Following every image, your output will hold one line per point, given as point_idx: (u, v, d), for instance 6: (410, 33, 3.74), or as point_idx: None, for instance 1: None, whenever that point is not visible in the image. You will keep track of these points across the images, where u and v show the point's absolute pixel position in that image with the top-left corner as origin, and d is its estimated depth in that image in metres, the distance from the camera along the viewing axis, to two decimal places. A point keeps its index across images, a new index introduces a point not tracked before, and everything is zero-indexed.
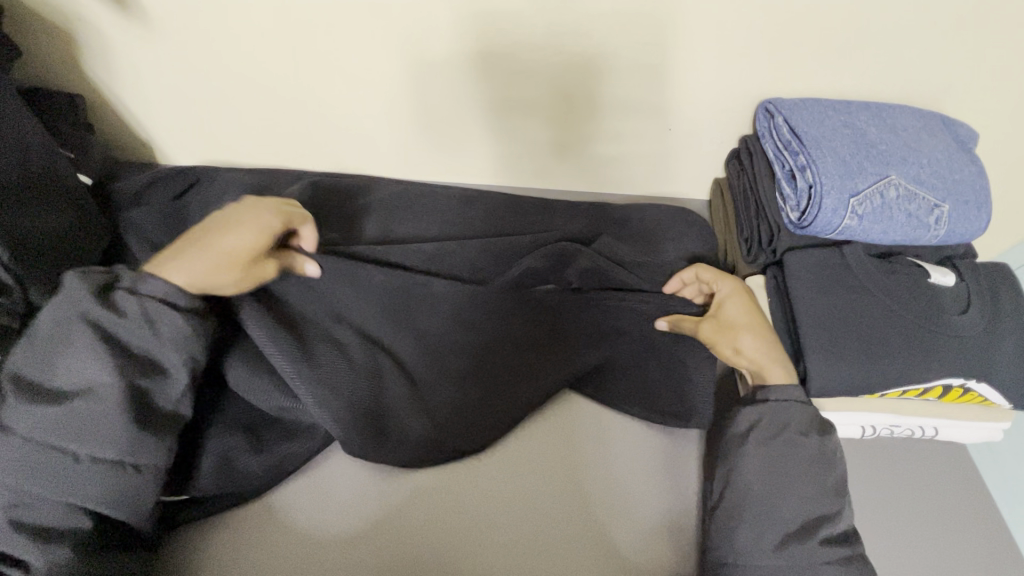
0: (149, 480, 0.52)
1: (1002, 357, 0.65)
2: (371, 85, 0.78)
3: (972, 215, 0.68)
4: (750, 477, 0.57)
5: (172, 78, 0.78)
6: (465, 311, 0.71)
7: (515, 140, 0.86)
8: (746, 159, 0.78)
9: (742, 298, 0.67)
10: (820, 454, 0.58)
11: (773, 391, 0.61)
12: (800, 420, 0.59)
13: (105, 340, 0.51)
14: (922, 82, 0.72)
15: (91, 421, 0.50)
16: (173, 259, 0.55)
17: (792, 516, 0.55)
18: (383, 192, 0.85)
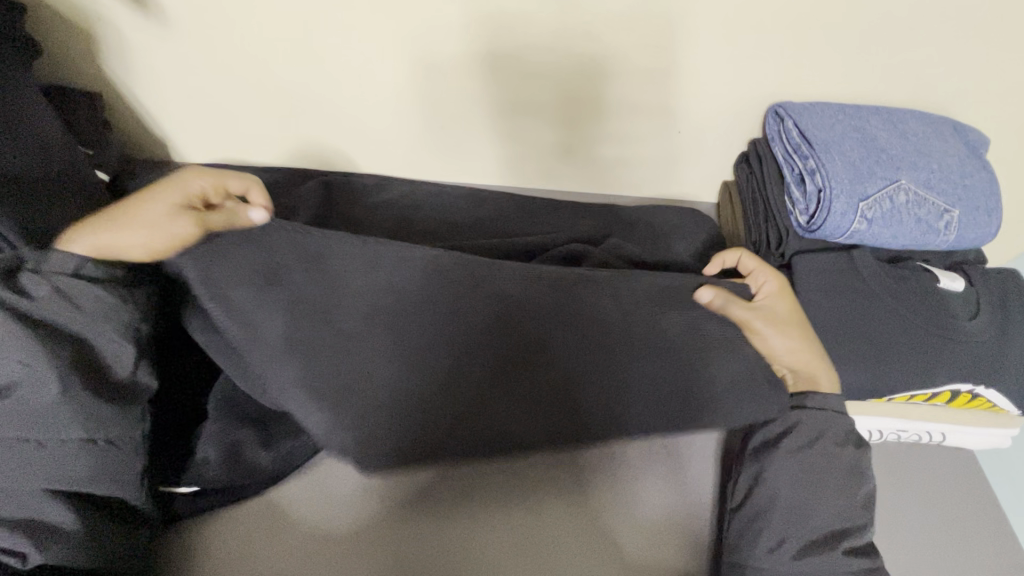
0: (124, 450, 0.53)
1: (1011, 364, 0.64)
2: (382, 84, 0.79)
3: (982, 221, 0.68)
4: (780, 485, 0.56)
5: (187, 77, 0.79)
6: None
7: (524, 140, 0.86)
8: (756, 162, 0.78)
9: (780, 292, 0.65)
10: (851, 465, 0.57)
11: (812, 397, 0.59)
12: (835, 430, 0.58)
13: (18, 326, 0.45)
14: (933, 87, 0.72)
15: (41, 409, 0.47)
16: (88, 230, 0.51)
17: (821, 525, 0.55)
18: (393, 192, 0.86)
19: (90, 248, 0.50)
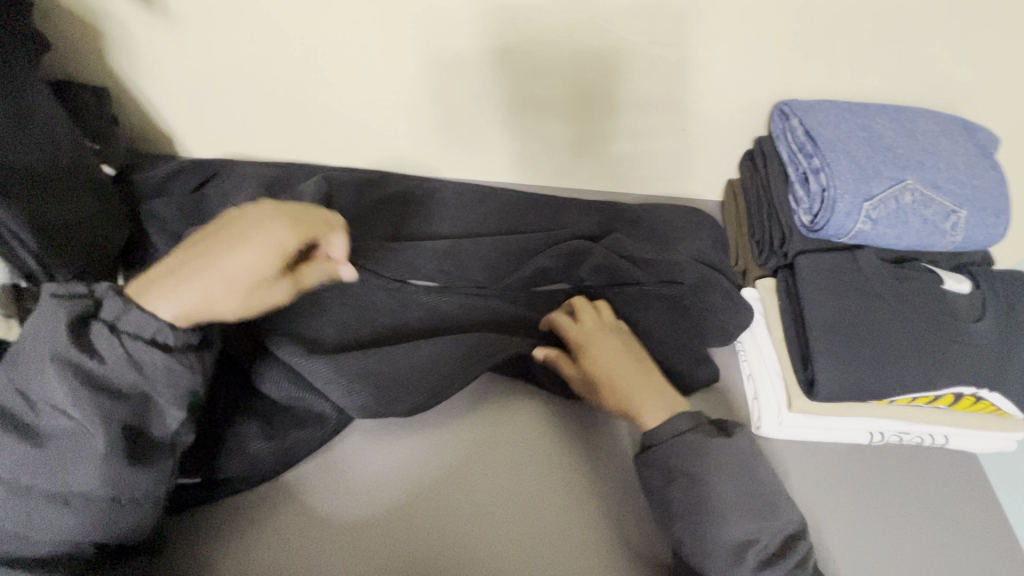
0: (148, 510, 0.49)
1: (1016, 366, 0.64)
2: (387, 79, 0.79)
3: (990, 221, 0.67)
4: (681, 510, 0.55)
5: (193, 71, 0.79)
6: (473, 308, 0.71)
7: (528, 137, 0.86)
8: (761, 161, 0.77)
9: (597, 334, 0.66)
10: (738, 462, 0.56)
11: (659, 433, 0.58)
12: (699, 447, 0.57)
13: (82, 378, 0.46)
14: (941, 85, 0.71)
15: (71, 459, 0.46)
16: (162, 289, 0.48)
17: (737, 532, 0.53)
18: (396, 188, 0.86)
19: (173, 313, 0.48)
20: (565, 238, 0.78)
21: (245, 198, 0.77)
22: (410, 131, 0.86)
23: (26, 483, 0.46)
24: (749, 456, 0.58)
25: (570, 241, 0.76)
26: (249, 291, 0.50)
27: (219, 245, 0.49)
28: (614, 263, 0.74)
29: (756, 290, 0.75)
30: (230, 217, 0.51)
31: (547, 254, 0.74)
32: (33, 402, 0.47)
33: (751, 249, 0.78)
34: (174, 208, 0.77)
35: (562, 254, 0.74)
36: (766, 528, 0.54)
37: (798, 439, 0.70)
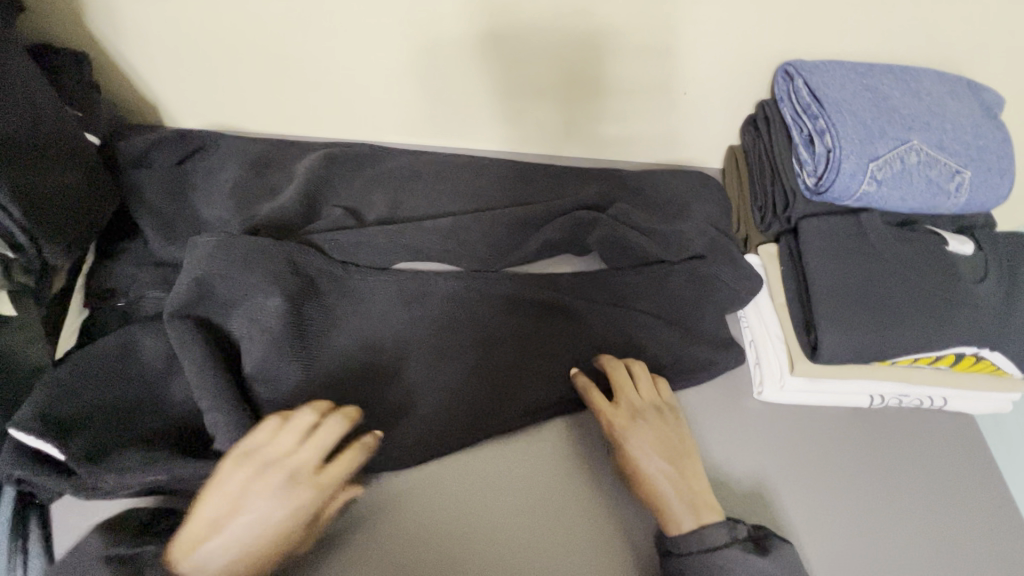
0: None
1: (1018, 327, 0.64)
2: (379, 44, 0.76)
3: (994, 182, 0.66)
4: None
5: (176, 36, 0.76)
6: (481, 310, 0.69)
7: (526, 109, 0.83)
8: (763, 125, 0.76)
9: (642, 416, 0.61)
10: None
11: (697, 544, 0.54)
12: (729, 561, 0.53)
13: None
14: (949, 43, 0.70)
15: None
16: (212, 542, 0.48)
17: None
18: (390, 165, 0.83)
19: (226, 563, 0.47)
20: (565, 209, 0.77)
21: (233, 175, 0.76)
22: (403, 102, 0.83)
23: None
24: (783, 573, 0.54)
25: (576, 211, 0.75)
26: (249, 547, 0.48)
27: (263, 459, 0.51)
28: (625, 236, 0.73)
29: (758, 256, 0.75)
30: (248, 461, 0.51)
31: (552, 226, 0.74)
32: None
33: (753, 216, 0.77)
34: (156, 180, 0.74)
35: (567, 226, 0.74)
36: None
37: (798, 403, 0.71)
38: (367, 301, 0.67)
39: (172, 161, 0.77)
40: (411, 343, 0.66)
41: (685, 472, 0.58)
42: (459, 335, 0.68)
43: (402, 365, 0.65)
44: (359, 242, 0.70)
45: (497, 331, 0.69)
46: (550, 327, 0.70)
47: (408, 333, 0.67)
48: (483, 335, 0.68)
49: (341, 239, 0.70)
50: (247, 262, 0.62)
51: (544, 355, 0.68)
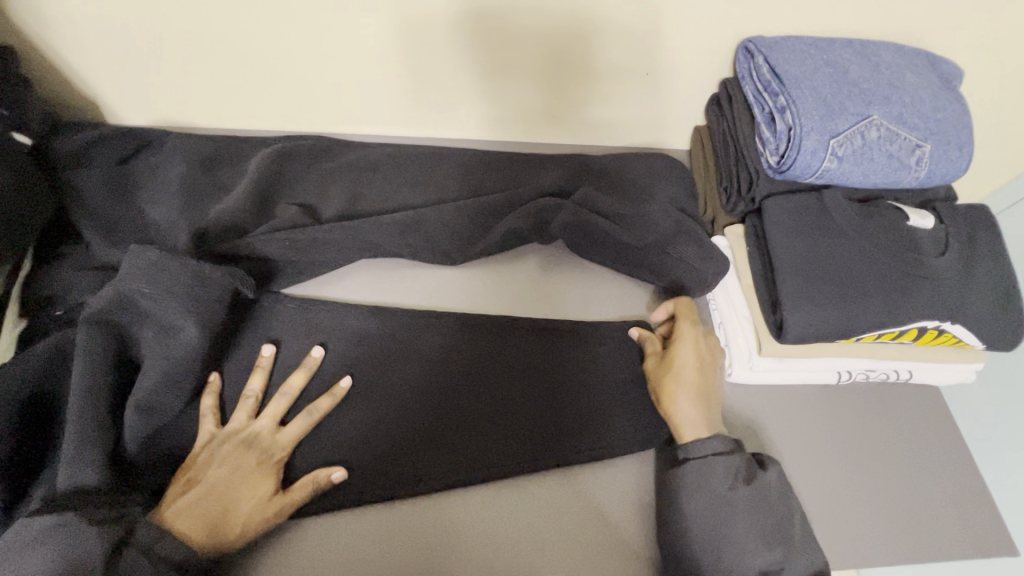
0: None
1: (977, 299, 0.64)
2: (336, 29, 0.72)
3: (954, 155, 0.66)
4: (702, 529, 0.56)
5: (115, 27, 0.72)
6: (445, 335, 0.69)
7: (491, 96, 0.81)
8: (726, 104, 0.75)
9: (702, 364, 0.65)
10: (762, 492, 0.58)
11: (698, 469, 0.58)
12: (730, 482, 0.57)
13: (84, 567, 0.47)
14: (908, 15, 0.69)
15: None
16: (184, 507, 0.53)
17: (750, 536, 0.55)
18: (351, 156, 0.80)
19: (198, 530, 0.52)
20: (530, 196, 0.75)
21: (181, 175, 0.73)
22: (363, 90, 0.80)
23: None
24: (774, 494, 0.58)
25: (540, 198, 0.74)
26: (220, 501, 0.54)
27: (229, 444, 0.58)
28: (585, 222, 0.72)
29: (724, 237, 0.74)
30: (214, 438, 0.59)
31: (517, 214, 0.73)
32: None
33: (719, 196, 0.77)
34: (98, 182, 0.71)
35: (531, 214, 0.73)
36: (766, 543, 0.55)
37: (767, 382, 0.70)
38: (327, 336, 0.67)
39: (114, 159, 0.73)
40: (376, 367, 0.66)
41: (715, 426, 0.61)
42: (401, 359, 0.67)
43: (366, 393, 0.64)
44: (315, 240, 0.69)
45: (437, 353, 0.67)
46: (496, 343, 0.69)
47: (372, 361, 0.66)
48: (423, 358, 0.67)
49: (293, 238, 0.68)
50: (171, 284, 0.59)
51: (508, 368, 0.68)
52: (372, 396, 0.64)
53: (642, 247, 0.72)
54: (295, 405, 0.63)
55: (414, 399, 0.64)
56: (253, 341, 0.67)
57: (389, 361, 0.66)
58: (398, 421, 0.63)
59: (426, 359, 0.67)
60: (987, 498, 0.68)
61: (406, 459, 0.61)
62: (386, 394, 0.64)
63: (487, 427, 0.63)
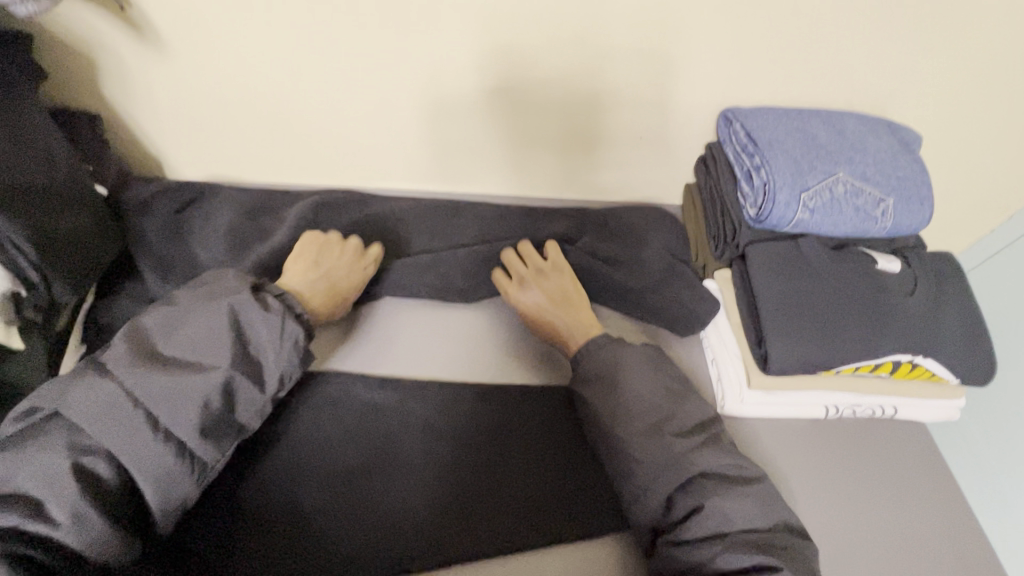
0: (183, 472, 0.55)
1: (946, 335, 0.70)
2: (375, 97, 0.84)
3: (916, 208, 0.74)
4: (638, 384, 0.65)
5: (184, 98, 0.84)
6: (453, 403, 0.73)
7: (513, 147, 0.90)
8: (711, 164, 0.84)
9: (549, 296, 0.76)
10: (648, 362, 0.68)
11: (602, 347, 0.69)
12: (711, 451, 0.61)
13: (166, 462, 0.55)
14: (865, 89, 0.80)
15: (186, 400, 0.55)
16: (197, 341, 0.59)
17: (642, 423, 0.63)
18: (378, 206, 0.89)
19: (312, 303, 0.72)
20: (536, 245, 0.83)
21: (231, 223, 0.82)
22: (391, 152, 0.91)
23: (152, 396, 0.55)
24: (656, 363, 0.68)
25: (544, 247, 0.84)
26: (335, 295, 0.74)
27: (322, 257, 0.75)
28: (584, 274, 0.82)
29: (714, 280, 0.81)
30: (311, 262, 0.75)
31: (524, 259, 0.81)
32: (136, 365, 0.56)
33: (709, 245, 0.84)
34: (157, 227, 0.80)
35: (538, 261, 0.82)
36: (669, 465, 0.60)
37: (760, 417, 0.75)
38: (343, 402, 0.72)
39: (172, 208, 0.82)
40: (391, 424, 0.70)
41: (570, 306, 0.75)
42: (412, 420, 0.71)
43: (379, 451, 0.68)
44: None
45: (443, 417, 0.71)
46: (496, 411, 0.72)
47: (384, 426, 0.70)
48: (428, 421, 0.71)
49: None
50: None
51: (513, 437, 0.71)
52: (385, 453, 0.68)
53: (638, 290, 0.80)
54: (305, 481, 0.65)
55: (417, 457, 0.68)
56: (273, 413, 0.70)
57: (404, 397, 0.73)
58: (404, 484, 0.66)
59: (435, 428, 0.70)
60: (973, 529, 0.70)
61: (409, 513, 0.64)
62: (392, 446, 0.69)
63: (480, 496, 0.66)
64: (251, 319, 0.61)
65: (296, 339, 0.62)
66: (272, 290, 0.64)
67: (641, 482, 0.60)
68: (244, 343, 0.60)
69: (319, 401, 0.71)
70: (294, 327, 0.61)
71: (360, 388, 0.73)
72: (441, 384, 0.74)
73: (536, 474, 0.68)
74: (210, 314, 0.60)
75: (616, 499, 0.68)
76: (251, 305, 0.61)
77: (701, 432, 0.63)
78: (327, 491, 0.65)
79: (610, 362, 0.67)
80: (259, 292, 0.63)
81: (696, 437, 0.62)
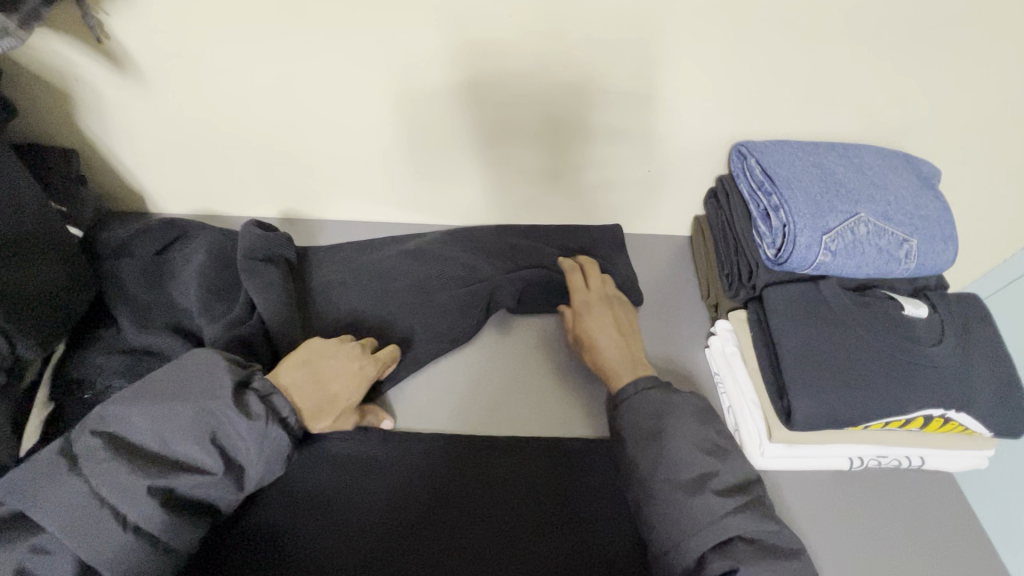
0: (143, 555, 0.51)
1: (978, 387, 0.66)
2: (362, 122, 0.79)
3: (940, 248, 0.71)
4: (673, 426, 0.61)
5: (168, 131, 0.80)
6: (454, 457, 0.70)
7: (504, 167, 0.85)
8: (724, 199, 0.81)
9: (603, 321, 0.74)
10: (698, 416, 0.63)
11: (630, 386, 0.66)
12: (752, 517, 0.55)
13: (132, 547, 0.51)
14: (882, 123, 0.77)
15: (153, 497, 0.52)
16: (166, 423, 0.54)
17: (685, 480, 0.58)
18: (382, 253, 0.88)
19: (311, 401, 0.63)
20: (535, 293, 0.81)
21: (203, 264, 0.76)
22: (387, 182, 0.88)
23: (123, 494, 0.51)
24: (699, 407, 0.64)
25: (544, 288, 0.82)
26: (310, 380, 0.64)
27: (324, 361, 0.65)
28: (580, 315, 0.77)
29: (729, 321, 0.77)
30: (322, 356, 0.66)
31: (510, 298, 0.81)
32: (112, 459, 0.52)
33: (722, 283, 0.81)
34: (134, 271, 0.76)
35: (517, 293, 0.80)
36: (703, 518, 0.55)
37: (781, 469, 0.71)
38: (336, 456, 0.69)
39: (152, 250, 0.78)
40: (389, 480, 0.67)
41: (628, 354, 0.71)
42: (411, 476, 0.68)
43: (377, 509, 0.65)
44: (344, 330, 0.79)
45: (432, 468, 0.69)
46: (497, 465, 0.69)
47: (381, 484, 0.67)
48: (423, 476, 0.68)
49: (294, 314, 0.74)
50: None
51: (516, 490, 0.67)
52: (384, 512, 0.65)
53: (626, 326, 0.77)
54: (297, 543, 0.62)
55: (404, 510, 0.65)
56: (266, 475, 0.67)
57: (396, 449, 0.70)
58: (401, 544, 0.62)
59: (435, 485, 0.67)
60: None
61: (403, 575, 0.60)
62: (378, 500, 0.66)
63: (471, 556, 0.62)
64: (225, 420, 0.55)
65: (278, 451, 0.57)
66: (257, 387, 0.58)
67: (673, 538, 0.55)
68: (221, 442, 0.55)
69: (314, 460, 0.68)
70: (276, 432, 0.57)
71: (354, 440, 0.70)
72: (441, 439, 0.71)
73: (539, 531, 0.64)
74: (183, 405, 0.55)
75: (626, 559, 0.62)
76: (226, 408, 0.55)
77: (742, 493, 0.58)
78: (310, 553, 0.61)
79: (636, 401, 0.64)
80: (244, 389, 0.57)
81: (736, 499, 0.56)
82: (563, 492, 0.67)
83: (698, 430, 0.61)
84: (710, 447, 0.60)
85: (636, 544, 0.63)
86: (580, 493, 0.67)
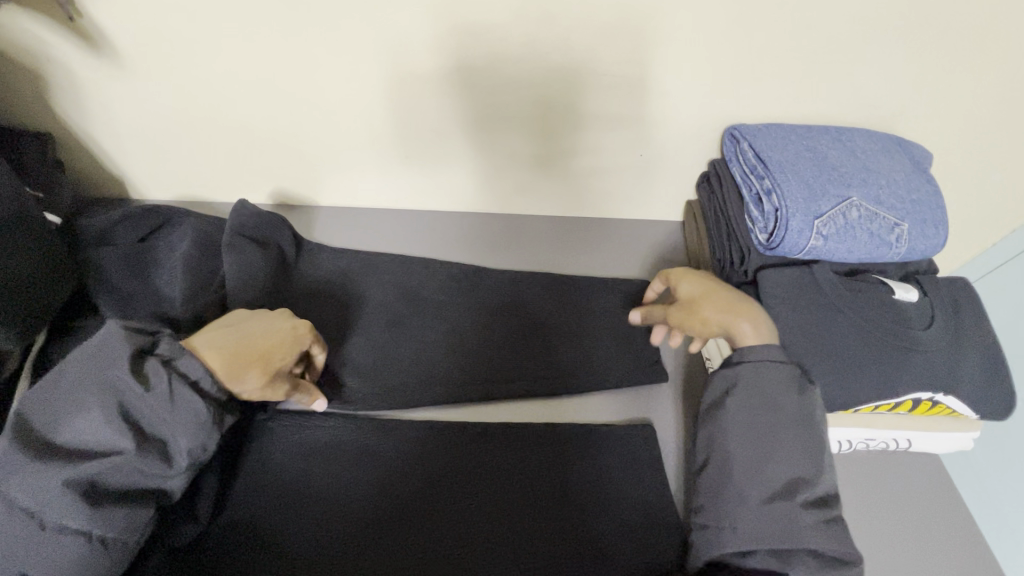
0: (82, 551, 0.49)
1: (965, 370, 0.67)
2: (348, 106, 0.77)
3: (931, 233, 0.71)
4: (774, 423, 0.57)
5: (148, 115, 0.78)
6: (453, 442, 0.70)
7: (494, 153, 0.84)
8: (716, 184, 0.80)
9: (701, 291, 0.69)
10: (800, 420, 0.57)
11: (750, 351, 0.61)
12: (835, 531, 0.53)
13: (63, 543, 0.48)
14: (875, 107, 0.76)
15: (72, 490, 0.49)
16: (69, 413, 0.50)
17: (773, 477, 0.55)
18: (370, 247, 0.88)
19: (223, 358, 0.57)
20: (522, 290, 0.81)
21: (188, 252, 0.76)
22: (376, 167, 0.86)
23: (43, 497, 0.48)
24: (808, 405, 0.58)
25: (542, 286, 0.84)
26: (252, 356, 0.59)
27: (241, 325, 0.62)
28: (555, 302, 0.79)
29: None
30: (242, 319, 0.63)
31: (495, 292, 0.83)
32: (22, 460, 0.48)
33: (713, 268, 0.81)
34: (117, 259, 0.75)
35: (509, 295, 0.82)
36: (780, 529, 0.53)
37: None
38: (331, 444, 0.69)
39: (134, 238, 0.77)
40: (387, 465, 0.67)
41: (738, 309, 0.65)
42: (409, 462, 0.68)
43: (379, 493, 0.65)
44: (334, 320, 0.79)
45: (421, 453, 0.68)
46: (496, 451, 0.69)
47: (379, 469, 0.67)
48: (421, 461, 0.68)
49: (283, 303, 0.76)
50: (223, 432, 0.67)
51: (517, 476, 0.67)
52: (384, 496, 0.65)
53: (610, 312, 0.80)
54: (296, 530, 0.62)
55: (394, 495, 0.65)
56: (260, 463, 0.66)
57: (388, 436, 0.70)
58: (403, 528, 0.63)
59: (435, 470, 0.67)
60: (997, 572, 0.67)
61: (405, 557, 0.61)
62: (367, 486, 0.66)
63: (475, 541, 0.62)
64: (132, 396, 0.52)
65: (198, 414, 0.53)
66: (162, 355, 0.54)
67: (730, 525, 0.55)
68: (133, 421, 0.52)
69: (309, 449, 0.68)
70: (189, 399, 0.53)
71: (346, 427, 0.70)
72: (439, 425, 0.71)
73: (541, 516, 0.64)
74: (83, 391, 0.51)
75: (625, 545, 0.63)
76: (128, 383, 0.52)
77: (826, 507, 0.54)
78: (310, 537, 0.61)
79: (748, 384, 0.60)
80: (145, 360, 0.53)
81: (822, 512, 0.54)
82: (563, 477, 0.67)
83: (799, 434, 0.57)
84: (807, 450, 0.56)
85: (630, 528, 0.64)
86: (575, 477, 0.67)
